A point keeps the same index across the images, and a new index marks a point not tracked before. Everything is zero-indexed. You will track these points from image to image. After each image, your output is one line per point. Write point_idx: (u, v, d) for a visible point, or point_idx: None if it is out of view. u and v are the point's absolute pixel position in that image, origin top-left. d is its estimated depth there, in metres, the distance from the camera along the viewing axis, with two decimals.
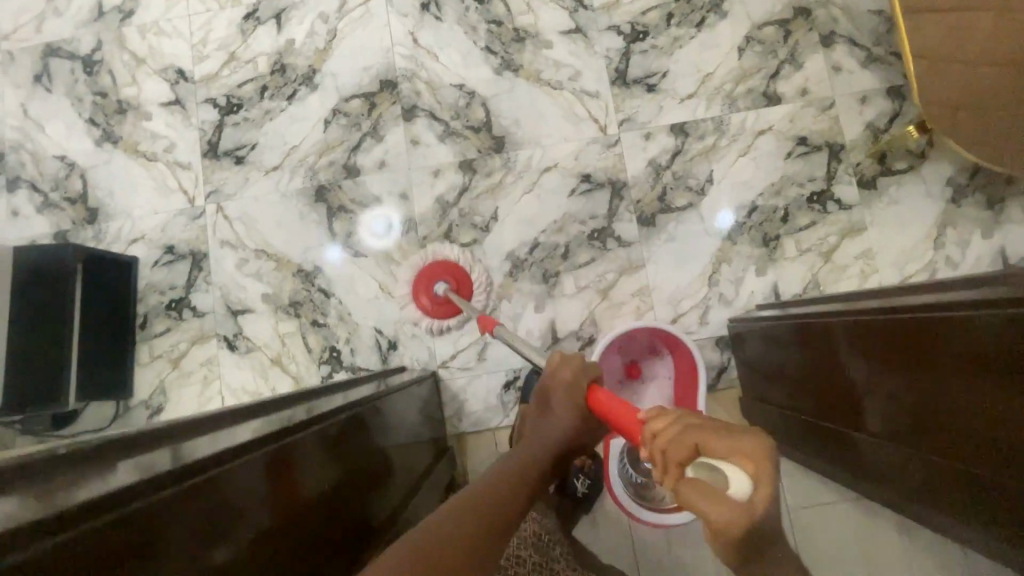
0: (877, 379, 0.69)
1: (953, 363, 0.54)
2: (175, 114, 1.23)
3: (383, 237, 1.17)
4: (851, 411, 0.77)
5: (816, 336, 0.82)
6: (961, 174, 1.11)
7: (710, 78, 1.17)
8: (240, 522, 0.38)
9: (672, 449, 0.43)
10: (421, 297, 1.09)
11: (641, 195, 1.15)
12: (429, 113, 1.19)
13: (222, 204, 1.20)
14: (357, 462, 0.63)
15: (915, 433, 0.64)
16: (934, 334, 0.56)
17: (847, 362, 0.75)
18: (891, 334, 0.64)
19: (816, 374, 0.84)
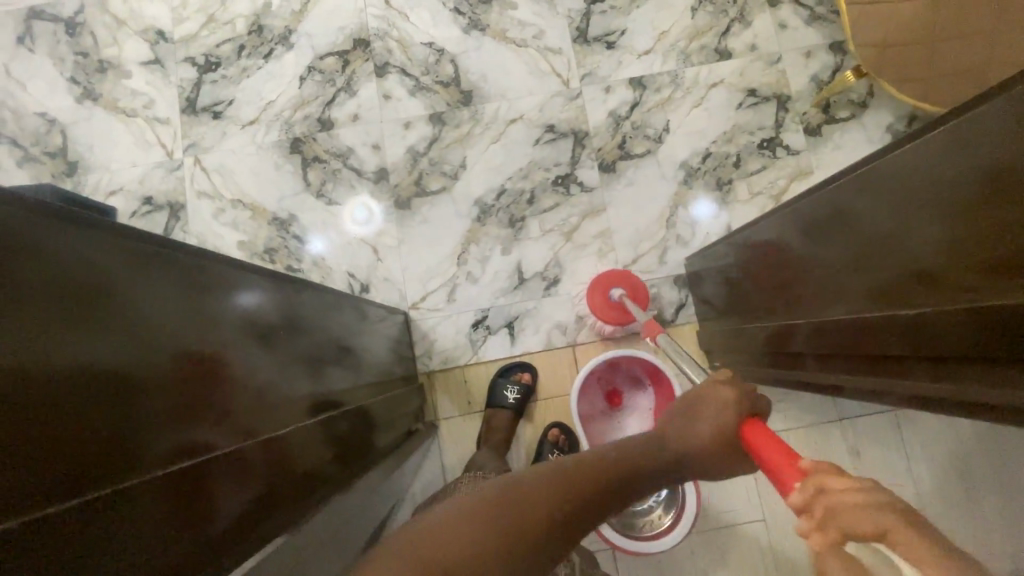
0: (833, 261, 0.71)
1: (893, 207, 0.58)
2: (155, 73, 1.27)
3: (364, 228, 1.20)
4: (801, 307, 0.81)
5: (782, 228, 0.83)
6: (900, 121, 1.19)
7: (665, 36, 1.24)
8: (121, 321, 0.39)
9: (842, 510, 0.31)
10: (596, 295, 1.10)
11: (602, 144, 1.21)
12: (400, 69, 1.25)
13: (200, 156, 1.24)
14: (281, 347, 0.63)
15: (856, 300, 0.67)
16: (874, 186, 0.60)
17: (809, 248, 0.76)
18: (834, 205, 0.68)
19: (777, 268, 0.87)
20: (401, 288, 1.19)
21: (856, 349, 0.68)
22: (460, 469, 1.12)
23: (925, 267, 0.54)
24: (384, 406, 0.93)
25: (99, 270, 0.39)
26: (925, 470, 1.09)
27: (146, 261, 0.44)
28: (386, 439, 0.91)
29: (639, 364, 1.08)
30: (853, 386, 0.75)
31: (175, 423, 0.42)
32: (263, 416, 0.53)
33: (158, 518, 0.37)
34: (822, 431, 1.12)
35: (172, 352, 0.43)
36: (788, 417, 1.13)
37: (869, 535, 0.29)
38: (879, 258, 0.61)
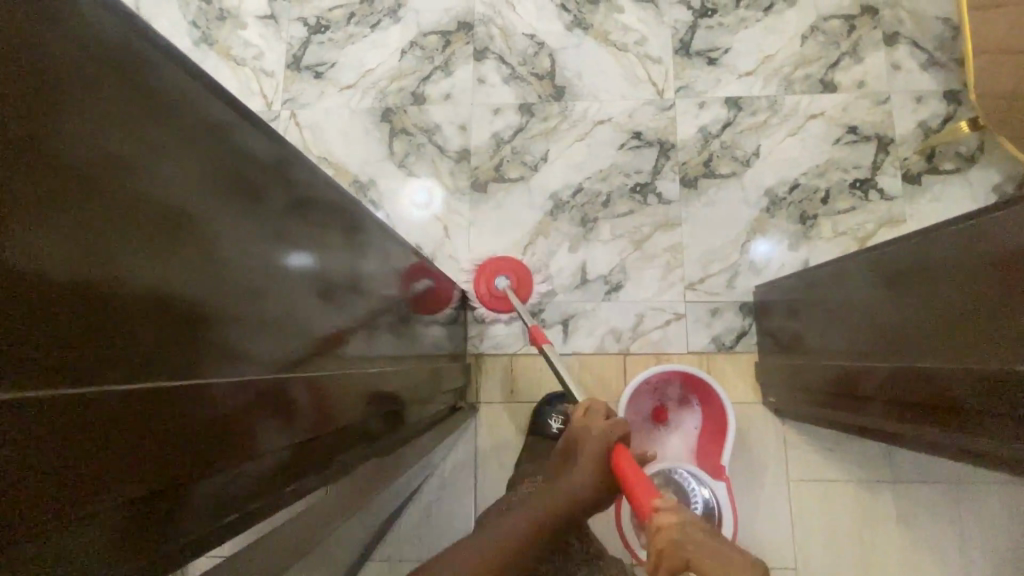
0: (929, 312, 0.67)
1: (1014, 262, 0.54)
2: (268, 27, 1.34)
3: (424, 206, 1.23)
4: (881, 349, 0.76)
5: (882, 268, 0.78)
6: (1009, 183, 1.13)
7: (770, 60, 1.22)
8: (203, 252, 0.38)
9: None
10: (479, 287, 1.16)
11: (687, 158, 1.20)
12: (498, 56, 1.27)
13: (296, 111, 1.30)
14: (340, 293, 0.64)
15: (956, 349, 0.62)
16: (998, 233, 0.56)
17: (905, 292, 0.73)
18: (953, 252, 0.64)
19: (860, 309, 0.83)
20: (463, 268, 1.20)
21: (942, 400, 0.63)
22: (492, 455, 1.13)
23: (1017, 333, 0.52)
24: (430, 381, 0.94)
25: (194, 188, 0.37)
26: (978, 549, 1.03)
27: (235, 191, 0.42)
28: (428, 410, 0.93)
29: (692, 381, 1.06)
30: (923, 439, 0.71)
31: (232, 360, 0.40)
32: (314, 363, 0.53)
33: (207, 451, 0.36)
34: (872, 489, 1.07)
35: (238, 287, 0.41)
36: (838, 468, 1.08)
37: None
38: (988, 310, 0.57)
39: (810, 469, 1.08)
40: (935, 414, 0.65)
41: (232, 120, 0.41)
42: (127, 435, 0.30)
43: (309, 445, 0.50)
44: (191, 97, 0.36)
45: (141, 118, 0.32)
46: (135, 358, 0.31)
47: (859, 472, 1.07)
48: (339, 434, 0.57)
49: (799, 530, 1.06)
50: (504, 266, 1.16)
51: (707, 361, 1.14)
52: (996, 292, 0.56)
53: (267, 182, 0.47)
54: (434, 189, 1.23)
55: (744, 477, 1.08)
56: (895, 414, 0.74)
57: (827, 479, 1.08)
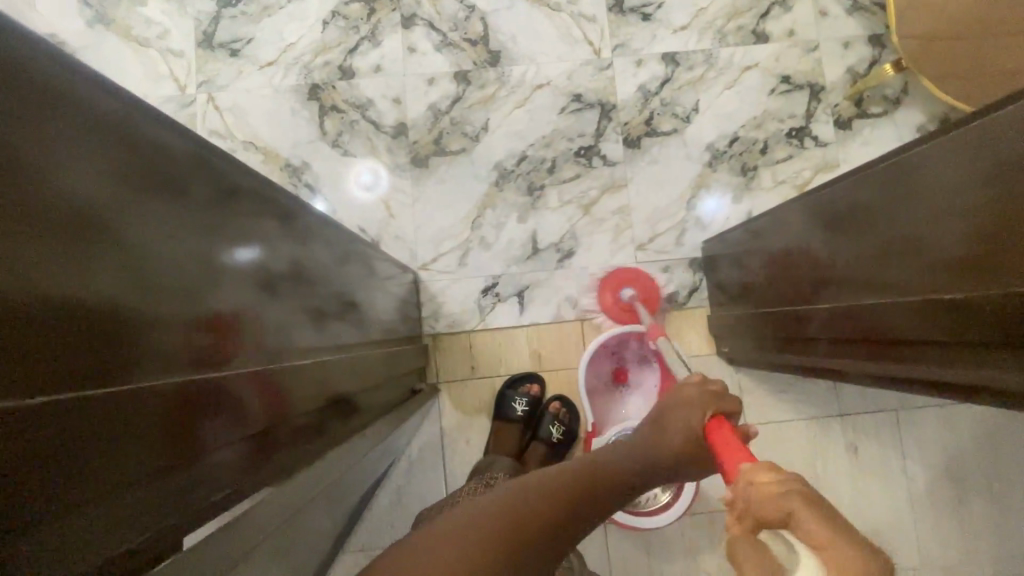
0: (858, 252, 0.70)
1: (934, 195, 0.56)
2: (171, 3, 1.22)
3: (363, 187, 1.17)
4: (823, 290, 0.78)
5: (815, 215, 0.80)
6: (931, 122, 1.17)
7: (703, 13, 1.21)
8: (120, 250, 0.35)
9: (763, 503, 0.38)
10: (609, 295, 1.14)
11: (628, 118, 1.19)
12: (427, 23, 1.21)
13: (214, 94, 1.20)
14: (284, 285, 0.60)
15: (888, 283, 0.64)
16: (921, 170, 0.58)
17: (835, 236, 0.75)
18: (873, 196, 0.67)
19: (799, 255, 0.85)
20: (411, 247, 1.16)
21: (885, 333, 0.65)
22: (458, 433, 1.12)
23: (943, 261, 0.55)
24: (387, 367, 0.90)
25: (104, 188, 0.34)
26: (918, 470, 1.10)
27: (151, 188, 0.39)
28: (386, 396, 0.90)
29: (635, 283, 1.14)
30: (872, 373, 0.73)
31: (168, 362, 0.37)
32: (257, 358, 0.49)
33: (147, 450, 0.34)
34: (822, 425, 1.12)
35: (168, 289, 0.39)
36: (790, 409, 1.13)
37: (778, 521, 0.36)
38: (919, 242, 0.58)
39: (765, 412, 1.13)
40: (878, 348, 0.68)
41: (139, 109, 0.38)
42: (31, 448, 0.26)
43: (260, 443, 0.47)
44: (74, 85, 0.33)
45: (34, 120, 0.30)
46: (50, 365, 0.29)
47: (810, 410, 1.12)
48: (295, 431, 0.53)
49: None
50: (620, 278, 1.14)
51: (662, 319, 1.15)
52: (926, 223, 0.57)
53: (188, 173, 0.43)
54: (372, 168, 1.18)
55: None
56: (841, 352, 0.76)
57: (782, 420, 1.12)
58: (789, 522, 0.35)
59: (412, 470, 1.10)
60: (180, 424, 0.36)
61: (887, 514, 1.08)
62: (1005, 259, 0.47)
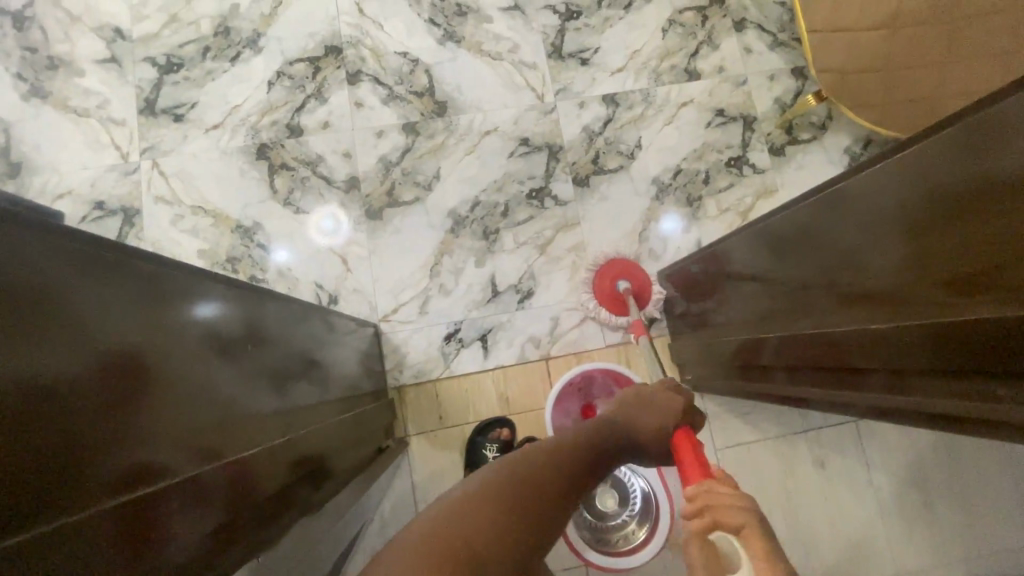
0: (803, 281, 0.72)
1: (856, 225, 0.59)
2: (111, 72, 1.21)
3: (327, 236, 1.17)
4: (773, 319, 0.81)
5: (755, 247, 0.83)
6: (857, 144, 1.25)
7: (637, 55, 1.28)
8: (67, 332, 0.34)
9: (725, 510, 0.47)
10: (603, 281, 1.15)
11: (576, 158, 1.22)
12: (373, 78, 1.23)
13: (158, 160, 1.18)
14: (244, 354, 0.58)
15: (834, 313, 0.66)
16: (840, 205, 0.60)
17: (779, 266, 0.77)
18: (801, 227, 0.69)
19: (749, 285, 0.87)
20: (371, 300, 1.15)
21: (840, 359, 0.65)
22: (431, 486, 1.09)
23: (880, 289, 0.57)
24: (353, 431, 0.88)
25: (40, 264, 0.34)
26: (883, 476, 1.13)
27: (87, 267, 0.38)
28: (355, 454, 0.88)
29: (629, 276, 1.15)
30: (825, 400, 0.74)
31: (111, 445, 0.35)
32: (219, 433, 0.47)
33: (103, 545, 0.32)
34: (789, 442, 1.14)
35: (111, 366, 0.37)
36: (756, 429, 1.15)
37: (731, 528, 0.46)
38: (863, 266, 0.59)
39: (734, 435, 1.14)
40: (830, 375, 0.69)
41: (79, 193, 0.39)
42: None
43: (222, 533, 0.43)
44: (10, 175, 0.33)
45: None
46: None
47: (776, 428, 1.15)
48: (267, 507, 0.51)
49: None
50: (619, 269, 1.15)
51: (626, 352, 1.17)
52: (864, 249, 0.58)
53: (132, 252, 0.43)
54: (331, 216, 1.18)
55: None
56: (796, 382, 0.77)
57: (748, 441, 1.14)
58: (741, 532, 0.45)
59: (385, 530, 1.06)
60: (132, 515, 0.35)
61: (858, 524, 1.10)
62: (952, 282, 0.48)
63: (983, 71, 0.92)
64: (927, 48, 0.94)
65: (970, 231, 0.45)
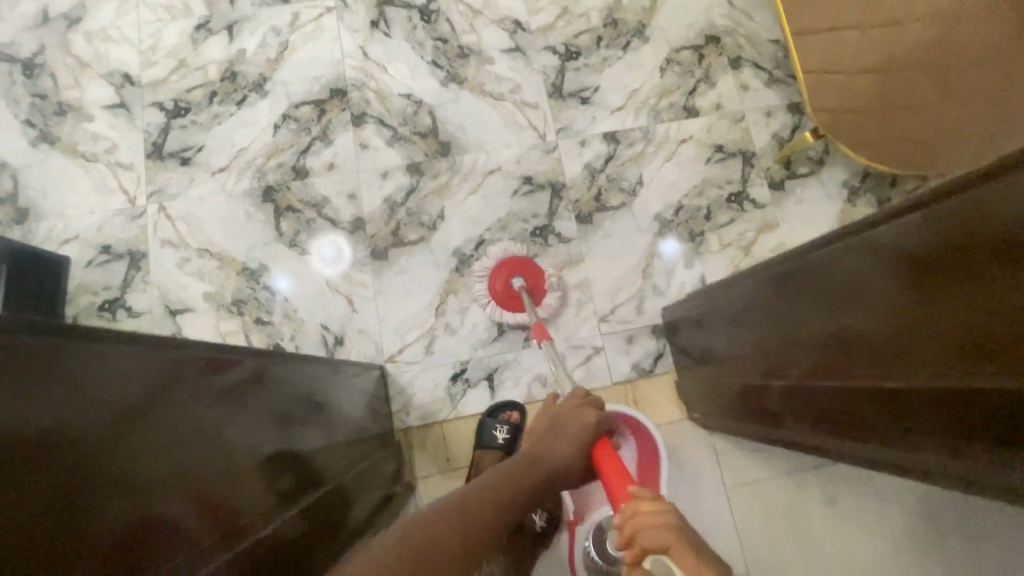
0: (808, 327, 0.71)
1: (860, 277, 0.58)
2: (119, 117, 1.23)
3: (332, 264, 1.18)
4: (780, 364, 0.80)
5: (763, 289, 0.82)
6: (855, 177, 1.27)
7: (636, 93, 1.30)
8: (77, 403, 0.36)
9: (651, 530, 0.51)
10: (497, 279, 1.11)
11: (579, 196, 1.24)
12: (377, 119, 1.26)
13: (165, 203, 1.19)
14: (249, 400, 0.59)
15: (838, 363, 0.65)
16: (846, 256, 0.60)
17: (787, 309, 0.76)
18: (808, 273, 0.69)
19: (755, 327, 0.86)
20: (377, 341, 1.15)
21: (857, 411, 0.63)
22: None
23: (883, 344, 0.56)
24: (348, 460, 0.86)
25: (51, 338, 0.36)
26: (895, 511, 1.08)
27: (96, 339, 0.40)
28: (365, 505, 0.86)
29: (525, 272, 1.12)
30: (838, 452, 0.71)
31: (123, 501, 0.37)
32: (220, 485, 0.48)
33: None
34: (799, 479, 1.13)
35: (120, 429, 0.39)
36: (764, 465, 1.14)
37: (658, 548, 0.49)
38: (871, 318, 0.57)
39: (743, 472, 1.14)
40: (836, 425, 0.68)
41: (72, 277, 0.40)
42: None
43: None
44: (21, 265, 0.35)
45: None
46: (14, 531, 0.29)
47: (785, 464, 1.14)
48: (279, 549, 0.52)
49: (745, 533, 1.11)
50: (513, 265, 1.12)
51: (632, 389, 1.17)
52: (868, 303, 0.57)
53: None
54: (338, 245, 1.19)
55: (687, 493, 1.13)
56: (806, 428, 0.76)
57: (757, 478, 1.13)
58: (668, 551, 0.49)
59: None
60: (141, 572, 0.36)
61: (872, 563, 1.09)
62: (963, 343, 0.46)
63: (993, 110, 0.89)
64: (926, 89, 0.94)
65: (972, 294, 0.44)
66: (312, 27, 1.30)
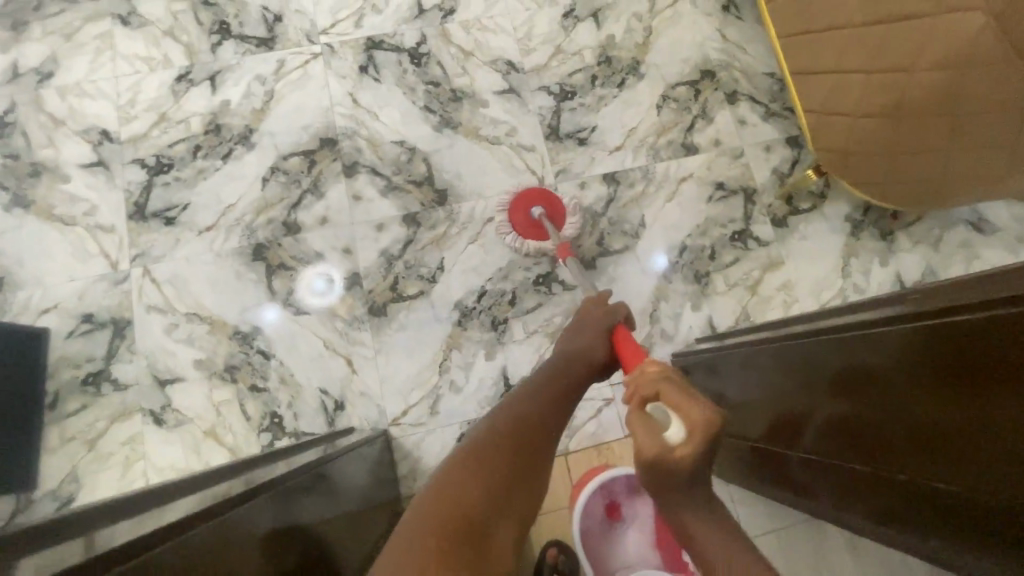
0: (823, 411, 0.69)
1: (885, 377, 0.56)
2: (98, 176, 1.17)
3: (321, 297, 1.14)
4: (794, 440, 0.78)
5: (767, 362, 0.81)
6: (857, 211, 1.26)
7: (634, 132, 1.28)
8: None
9: (653, 384, 0.53)
10: (516, 215, 1.16)
11: (581, 241, 1.21)
12: (370, 169, 1.21)
13: (150, 266, 1.14)
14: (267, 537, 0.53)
15: (864, 454, 0.63)
16: (867, 353, 0.58)
17: (796, 388, 0.75)
18: (821, 360, 0.67)
19: (762, 396, 0.85)
20: (379, 403, 1.11)
21: (880, 496, 0.64)
22: None
23: (919, 447, 0.54)
24: (357, 536, 0.82)
25: None
26: (920, 560, 1.03)
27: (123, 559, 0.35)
28: None
29: (544, 201, 1.17)
30: (866, 527, 0.72)
31: None
32: None
33: None
34: (819, 527, 1.10)
35: None
36: (782, 514, 1.11)
37: (653, 395, 0.52)
38: (902, 419, 0.55)
39: (760, 522, 1.11)
40: (876, 510, 0.66)
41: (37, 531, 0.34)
42: None
43: None
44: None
45: None
46: None
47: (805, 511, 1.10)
48: None
49: None
50: (532, 196, 1.17)
51: None
52: (896, 404, 0.56)
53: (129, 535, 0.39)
54: (330, 276, 1.16)
55: None
56: (838, 504, 0.74)
57: (775, 528, 1.11)
58: (658, 393, 0.52)
59: None
60: None
61: None
62: (975, 456, 0.48)
63: (993, 159, 0.91)
64: (931, 138, 0.91)
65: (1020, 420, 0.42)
66: (299, 74, 1.26)
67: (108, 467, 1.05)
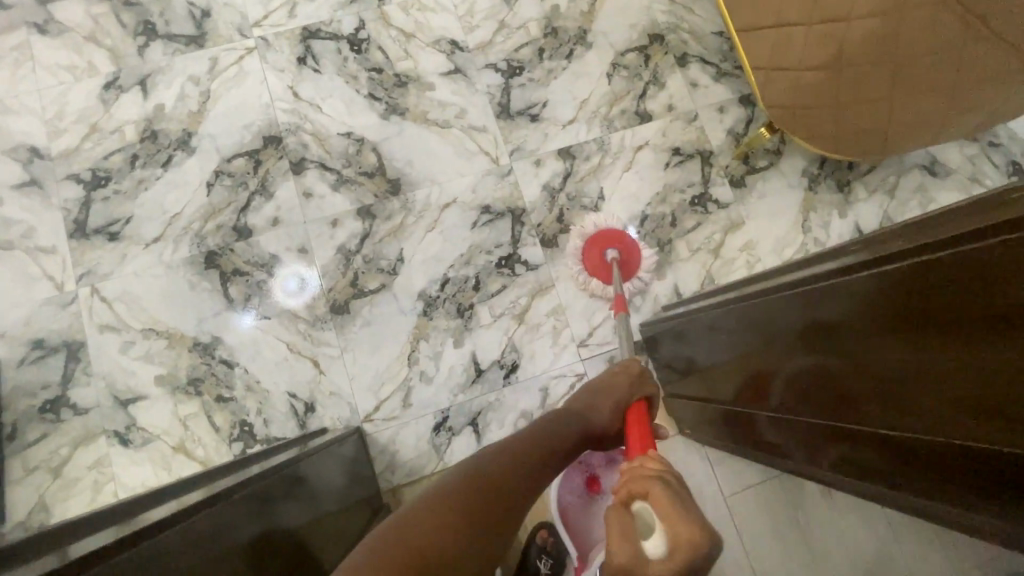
0: (796, 365, 0.67)
1: (854, 324, 0.53)
2: (32, 196, 1.12)
3: (292, 297, 1.12)
4: (767, 396, 0.76)
5: (741, 319, 0.79)
6: (813, 165, 1.26)
7: (586, 104, 1.26)
8: None
9: (643, 483, 0.49)
10: (592, 252, 1.16)
11: (541, 219, 1.19)
12: (318, 164, 1.18)
13: (98, 285, 1.10)
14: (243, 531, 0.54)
15: (832, 404, 0.61)
16: (835, 300, 0.56)
17: (769, 343, 0.72)
18: (795, 313, 0.64)
19: (735, 356, 0.83)
20: (350, 401, 1.09)
21: (846, 449, 0.61)
22: None
23: (883, 394, 0.51)
24: (338, 534, 0.81)
25: None
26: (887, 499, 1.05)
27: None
28: None
29: (620, 246, 1.17)
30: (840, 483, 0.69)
31: None
32: None
33: None
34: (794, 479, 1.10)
35: None
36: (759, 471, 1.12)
37: (642, 495, 0.48)
38: (868, 366, 0.52)
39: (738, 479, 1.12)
40: (844, 464, 0.64)
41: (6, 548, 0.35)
42: None
43: None
44: None
45: None
46: None
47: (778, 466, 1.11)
48: None
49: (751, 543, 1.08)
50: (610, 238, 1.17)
51: None
52: (864, 350, 0.53)
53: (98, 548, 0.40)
54: (302, 276, 1.13)
55: None
56: (809, 461, 0.72)
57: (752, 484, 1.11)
58: (648, 498, 0.47)
59: None
60: None
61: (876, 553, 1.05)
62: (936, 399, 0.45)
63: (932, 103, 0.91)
64: (871, 85, 0.91)
65: (990, 357, 0.39)
66: (234, 71, 1.20)
67: (76, 493, 1.02)
